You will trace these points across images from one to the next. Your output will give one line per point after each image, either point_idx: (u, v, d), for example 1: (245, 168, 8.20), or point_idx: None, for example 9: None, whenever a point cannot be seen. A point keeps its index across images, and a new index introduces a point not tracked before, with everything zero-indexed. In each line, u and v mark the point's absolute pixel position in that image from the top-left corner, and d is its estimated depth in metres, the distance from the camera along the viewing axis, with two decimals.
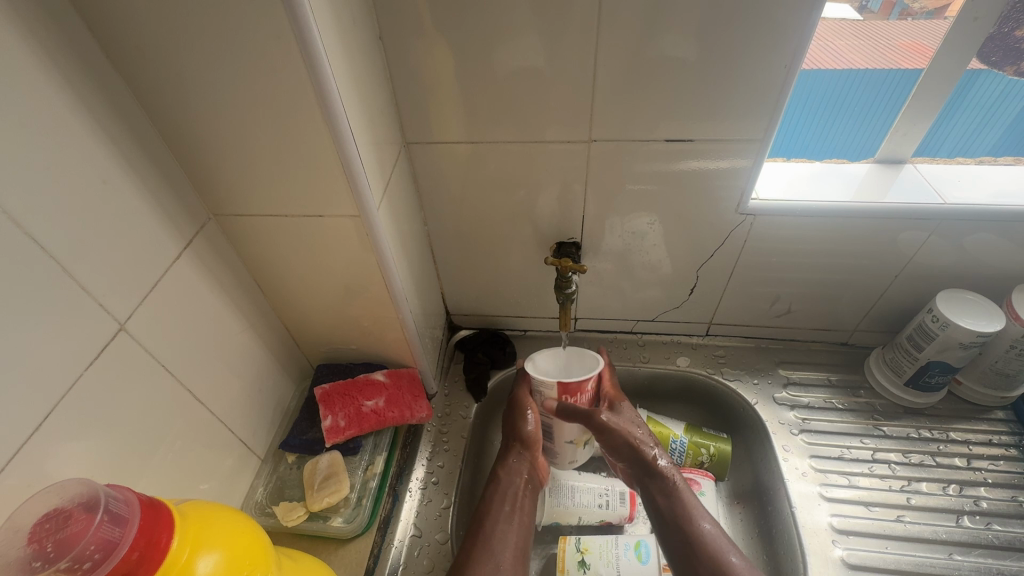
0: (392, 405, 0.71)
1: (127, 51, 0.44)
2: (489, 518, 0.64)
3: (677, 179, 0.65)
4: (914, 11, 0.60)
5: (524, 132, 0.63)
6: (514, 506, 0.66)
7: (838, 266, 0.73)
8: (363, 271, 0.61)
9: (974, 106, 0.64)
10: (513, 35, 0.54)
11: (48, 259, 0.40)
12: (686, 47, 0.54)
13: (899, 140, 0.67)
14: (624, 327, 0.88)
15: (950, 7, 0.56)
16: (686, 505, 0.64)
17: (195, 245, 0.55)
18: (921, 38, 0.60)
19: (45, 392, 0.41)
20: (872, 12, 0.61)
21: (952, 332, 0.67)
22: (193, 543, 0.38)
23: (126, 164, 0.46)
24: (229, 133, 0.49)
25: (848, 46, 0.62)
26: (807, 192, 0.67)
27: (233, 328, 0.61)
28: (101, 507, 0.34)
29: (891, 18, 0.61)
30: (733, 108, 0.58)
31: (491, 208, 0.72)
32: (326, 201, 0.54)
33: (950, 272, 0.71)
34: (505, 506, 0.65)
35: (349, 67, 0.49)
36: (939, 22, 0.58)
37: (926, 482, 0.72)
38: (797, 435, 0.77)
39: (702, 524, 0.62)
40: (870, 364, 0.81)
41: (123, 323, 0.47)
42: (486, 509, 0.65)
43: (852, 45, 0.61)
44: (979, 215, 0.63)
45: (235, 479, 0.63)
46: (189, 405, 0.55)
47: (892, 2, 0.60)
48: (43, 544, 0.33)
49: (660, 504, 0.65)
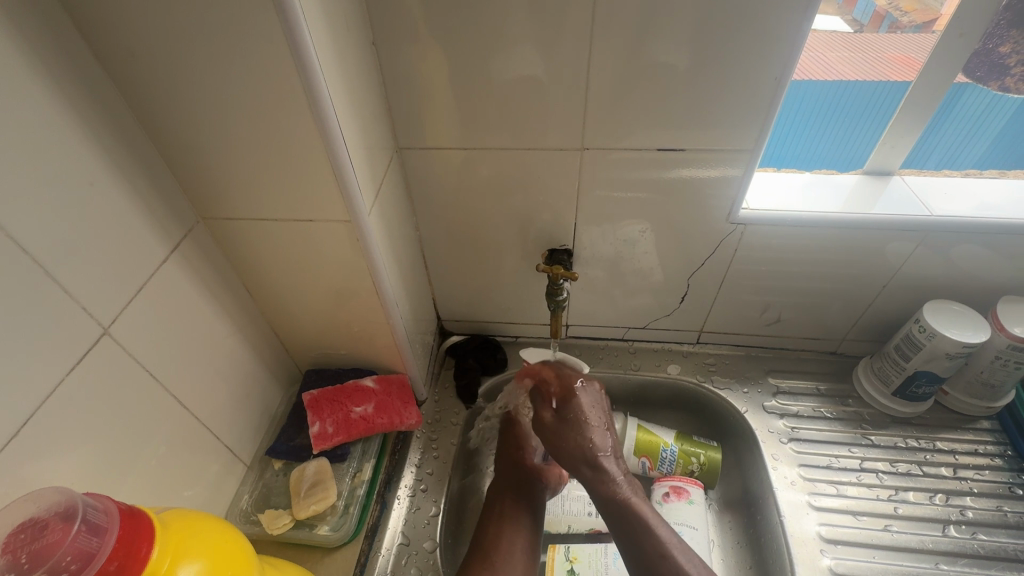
0: (381, 411, 0.70)
1: (116, 51, 0.43)
2: (495, 526, 0.66)
3: (669, 188, 0.66)
4: (902, 25, 0.60)
5: (517, 138, 0.63)
6: (520, 512, 0.68)
7: (827, 275, 0.73)
8: (352, 276, 0.61)
9: (961, 121, 0.65)
10: (507, 41, 0.55)
11: (30, 262, 0.39)
12: (677, 57, 0.54)
13: (888, 152, 0.68)
14: (615, 335, 0.88)
15: (938, 21, 0.57)
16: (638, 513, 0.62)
17: (183, 248, 0.54)
18: (909, 51, 0.60)
19: (26, 397, 0.40)
20: (860, 25, 0.61)
21: (939, 341, 0.67)
22: (173, 553, 0.37)
23: (113, 166, 0.46)
24: (217, 136, 0.49)
25: (839, 57, 0.62)
26: (795, 203, 0.67)
27: (220, 332, 0.60)
28: (78, 517, 0.34)
29: (880, 32, 0.61)
30: (725, 117, 0.59)
31: (483, 214, 0.71)
32: (316, 205, 0.54)
33: (937, 283, 0.72)
34: (505, 512, 0.68)
35: (341, 72, 0.49)
36: (928, 35, 0.59)
37: (913, 491, 0.72)
38: (786, 443, 0.77)
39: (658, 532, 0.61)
40: (858, 373, 0.82)
41: (106, 328, 0.46)
42: (491, 517, 0.68)
43: (841, 57, 0.62)
44: (965, 227, 0.64)
45: (220, 486, 0.62)
46: (174, 411, 0.54)
47: (882, 15, 0.60)
48: (18, 554, 0.32)
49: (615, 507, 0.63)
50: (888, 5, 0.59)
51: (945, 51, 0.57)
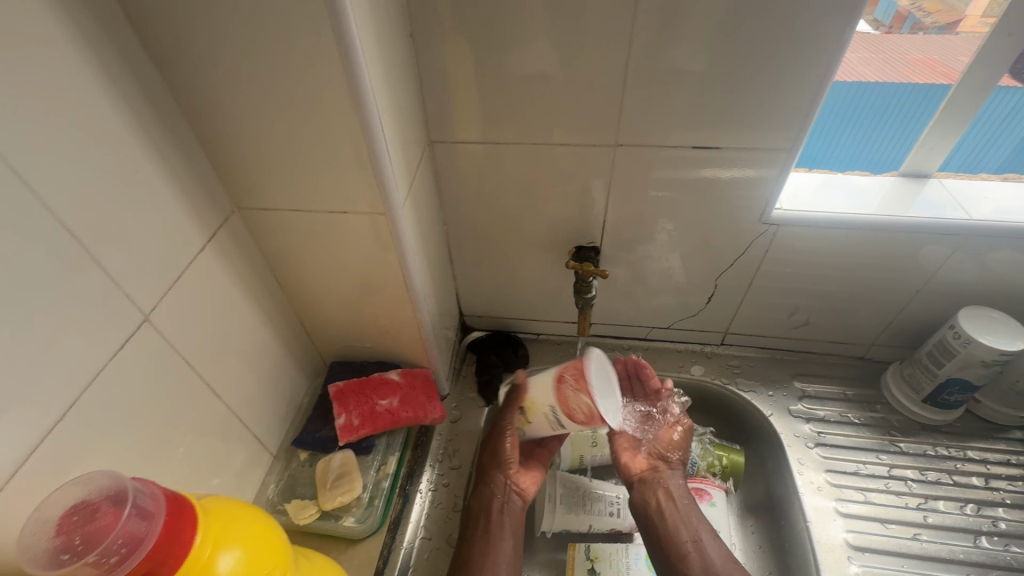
0: (406, 404, 0.71)
1: (160, 37, 0.43)
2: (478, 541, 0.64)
3: (702, 187, 0.65)
4: (925, 25, 0.58)
5: (550, 135, 0.62)
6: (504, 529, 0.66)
7: (860, 278, 0.72)
8: (382, 268, 0.61)
9: (994, 123, 0.63)
10: (544, 36, 0.54)
11: (79, 247, 0.40)
12: (719, 51, 0.53)
13: (925, 154, 0.66)
14: (638, 334, 0.87)
15: (962, 23, 0.57)
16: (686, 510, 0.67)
17: (218, 237, 0.55)
18: (931, 53, 0.60)
19: (73, 379, 0.41)
20: (883, 25, 0.58)
21: (975, 349, 0.66)
22: (214, 540, 0.37)
23: (155, 153, 0.46)
24: (256, 127, 0.49)
25: (858, 59, 0.60)
26: (828, 204, 0.66)
27: (251, 321, 0.61)
28: (128, 502, 0.34)
29: (902, 32, 0.59)
30: (763, 116, 0.58)
31: (511, 210, 0.71)
32: (351, 197, 0.53)
33: (973, 288, 0.70)
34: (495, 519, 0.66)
35: (382, 64, 0.49)
36: (951, 38, 0.59)
37: (943, 500, 0.71)
38: (813, 448, 0.76)
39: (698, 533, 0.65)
40: (887, 380, 0.80)
41: (146, 315, 0.46)
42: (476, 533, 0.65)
43: (861, 57, 0.60)
44: (1003, 232, 0.63)
45: (248, 474, 0.63)
46: (206, 399, 0.55)
47: (904, 16, 0.57)
48: (72, 536, 0.32)
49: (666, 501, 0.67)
50: (911, 6, 0.56)
51: (992, 53, 0.56)
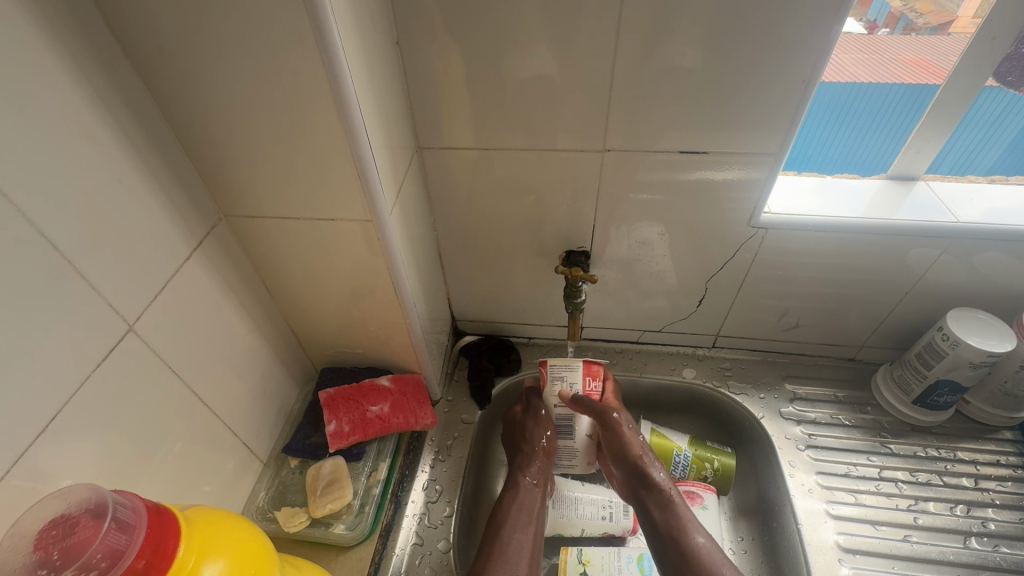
0: (397, 410, 0.71)
1: (143, 46, 0.43)
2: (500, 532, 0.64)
3: (690, 191, 0.65)
4: (918, 27, 0.58)
5: (538, 140, 0.62)
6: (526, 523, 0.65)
7: (849, 280, 0.72)
8: (371, 275, 0.61)
9: (979, 126, 0.63)
10: (531, 43, 0.54)
11: (61, 257, 0.40)
12: (704, 56, 0.53)
13: (912, 157, 0.67)
14: (630, 337, 0.87)
15: (954, 23, 0.57)
16: (680, 517, 0.64)
17: (205, 245, 0.55)
18: (923, 53, 0.59)
19: (56, 391, 0.40)
20: (876, 26, 0.58)
21: (963, 350, 0.66)
22: (197, 551, 0.37)
23: (139, 162, 0.46)
24: (242, 134, 0.49)
25: (851, 59, 0.60)
26: (817, 207, 0.67)
27: (239, 329, 0.61)
28: (109, 515, 0.34)
29: (895, 33, 0.59)
30: (750, 121, 0.58)
31: (501, 215, 0.71)
32: (338, 204, 0.53)
33: (961, 290, 0.70)
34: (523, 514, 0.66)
35: (367, 71, 0.49)
36: (944, 38, 0.58)
37: (933, 502, 0.71)
38: (804, 450, 0.76)
39: (695, 537, 0.62)
40: (877, 381, 0.81)
41: (131, 324, 0.46)
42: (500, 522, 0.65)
43: (853, 58, 0.60)
44: (990, 234, 0.63)
45: (238, 482, 0.62)
46: (194, 407, 0.54)
47: (897, 16, 0.57)
48: (49, 551, 0.32)
49: (656, 511, 0.65)
50: (904, 6, 0.57)
51: (975, 56, 0.56)
